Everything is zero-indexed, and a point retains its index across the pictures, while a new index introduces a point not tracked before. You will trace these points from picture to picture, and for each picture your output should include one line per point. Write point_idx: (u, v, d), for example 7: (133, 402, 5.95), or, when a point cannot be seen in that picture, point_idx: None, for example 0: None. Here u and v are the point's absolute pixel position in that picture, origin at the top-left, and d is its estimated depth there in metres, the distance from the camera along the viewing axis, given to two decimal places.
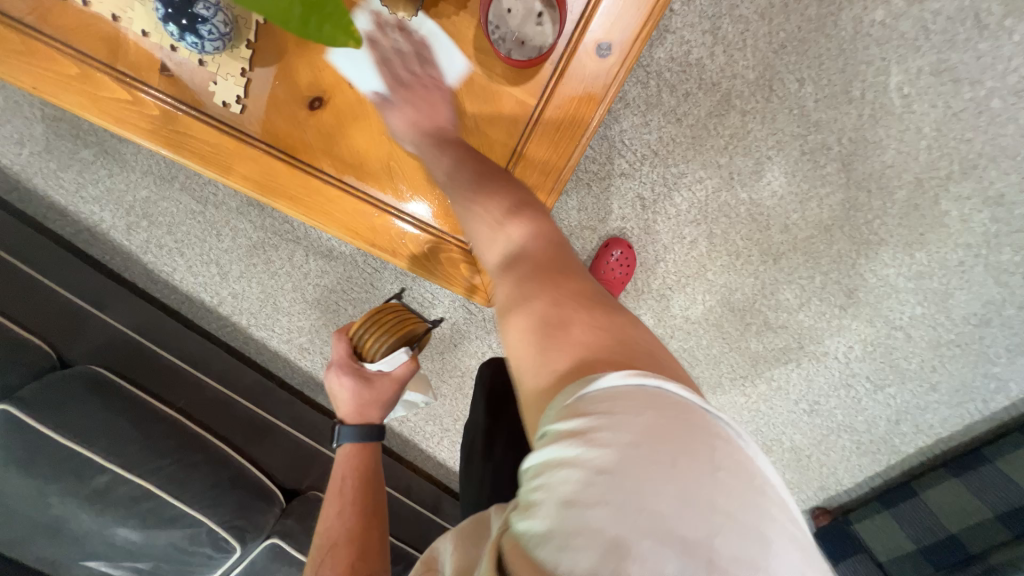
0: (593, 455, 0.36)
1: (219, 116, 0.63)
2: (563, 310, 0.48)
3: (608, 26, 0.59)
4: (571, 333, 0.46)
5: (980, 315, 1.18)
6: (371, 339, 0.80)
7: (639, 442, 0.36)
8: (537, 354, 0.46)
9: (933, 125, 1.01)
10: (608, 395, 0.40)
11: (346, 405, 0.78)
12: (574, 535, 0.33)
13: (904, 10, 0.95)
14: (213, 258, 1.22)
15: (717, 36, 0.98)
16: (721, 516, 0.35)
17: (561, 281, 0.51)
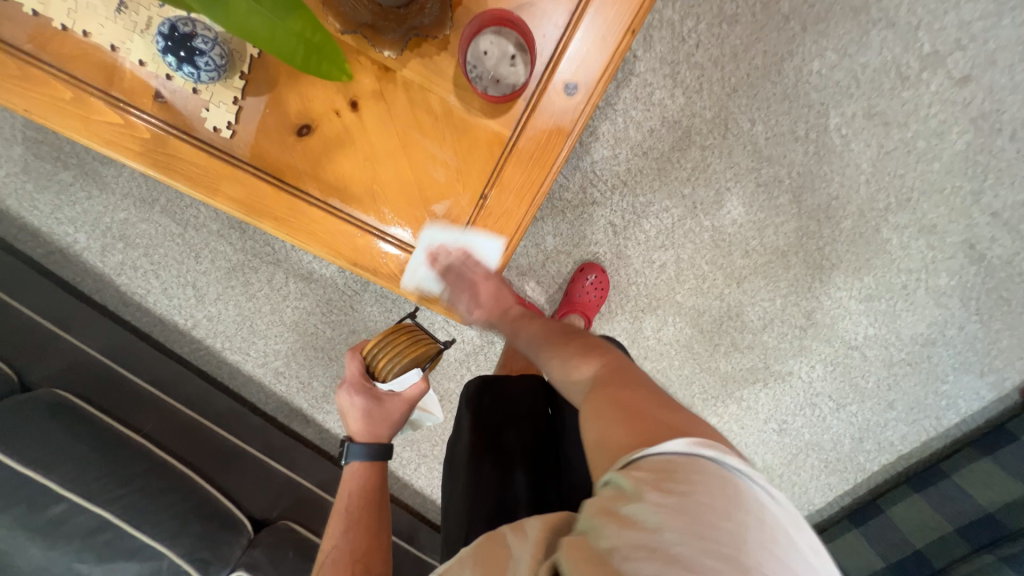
0: (659, 494, 0.40)
1: (209, 141, 0.66)
2: (629, 405, 0.51)
3: (575, 68, 0.63)
4: (636, 418, 0.49)
5: (926, 335, 1.27)
6: (384, 359, 0.79)
7: (700, 489, 0.40)
8: (603, 438, 0.49)
9: (869, 162, 1.12)
10: (674, 453, 0.44)
11: (356, 423, 0.79)
12: (635, 548, 0.38)
13: (837, 62, 1.07)
14: (190, 280, 1.21)
15: (676, 80, 1.07)
16: (774, 564, 0.38)
17: (622, 384, 0.54)
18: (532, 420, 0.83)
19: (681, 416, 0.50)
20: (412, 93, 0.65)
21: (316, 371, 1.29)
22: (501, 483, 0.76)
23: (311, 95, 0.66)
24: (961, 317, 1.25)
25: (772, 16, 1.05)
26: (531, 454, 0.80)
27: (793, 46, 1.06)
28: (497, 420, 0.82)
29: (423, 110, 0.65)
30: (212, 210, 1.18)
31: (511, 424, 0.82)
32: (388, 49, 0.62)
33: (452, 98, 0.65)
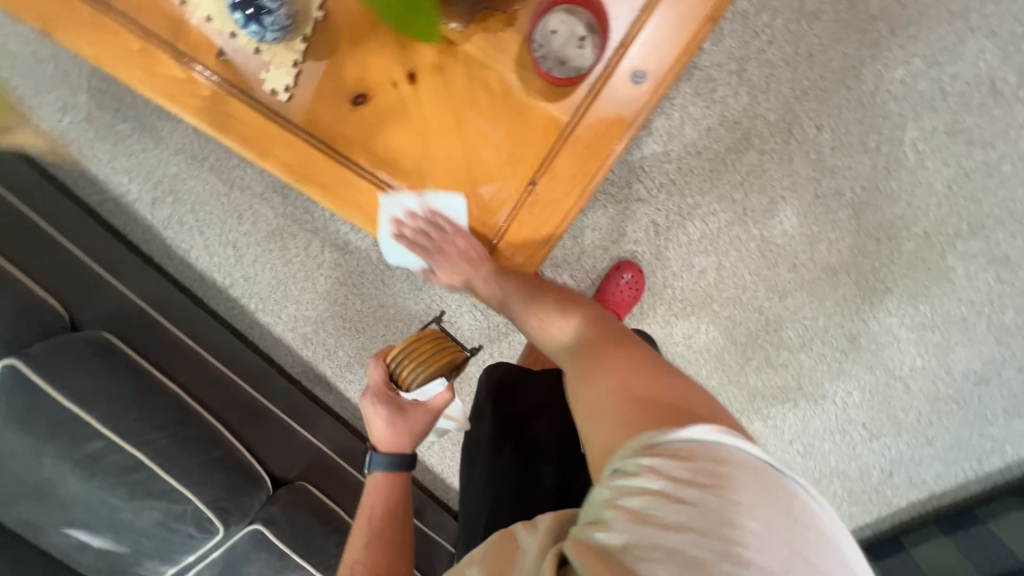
0: (683, 493, 0.39)
1: (266, 102, 0.66)
2: (622, 378, 0.52)
3: (646, 55, 0.60)
4: (628, 391, 0.51)
5: (979, 373, 1.19)
6: (407, 368, 0.78)
7: (729, 493, 0.39)
8: (595, 414, 0.51)
9: (943, 183, 1.04)
10: (699, 444, 0.42)
11: (380, 434, 0.79)
12: (651, 548, 0.37)
13: (923, 71, 0.98)
14: (231, 239, 1.24)
15: (742, 77, 1.01)
16: (800, 568, 0.37)
17: (615, 350, 0.57)
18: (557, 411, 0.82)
19: (677, 387, 0.51)
20: (472, 69, 0.63)
21: (343, 341, 1.31)
22: (521, 473, 0.76)
23: (371, 63, 0.64)
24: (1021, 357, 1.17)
25: (857, 14, 0.97)
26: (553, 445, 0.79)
27: (875, 49, 0.98)
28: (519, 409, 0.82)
29: (482, 88, 0.63)
30: (258, 173, 1.20)
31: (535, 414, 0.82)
32: (455, 20, 0.59)
33: (513, 77, 0.62)
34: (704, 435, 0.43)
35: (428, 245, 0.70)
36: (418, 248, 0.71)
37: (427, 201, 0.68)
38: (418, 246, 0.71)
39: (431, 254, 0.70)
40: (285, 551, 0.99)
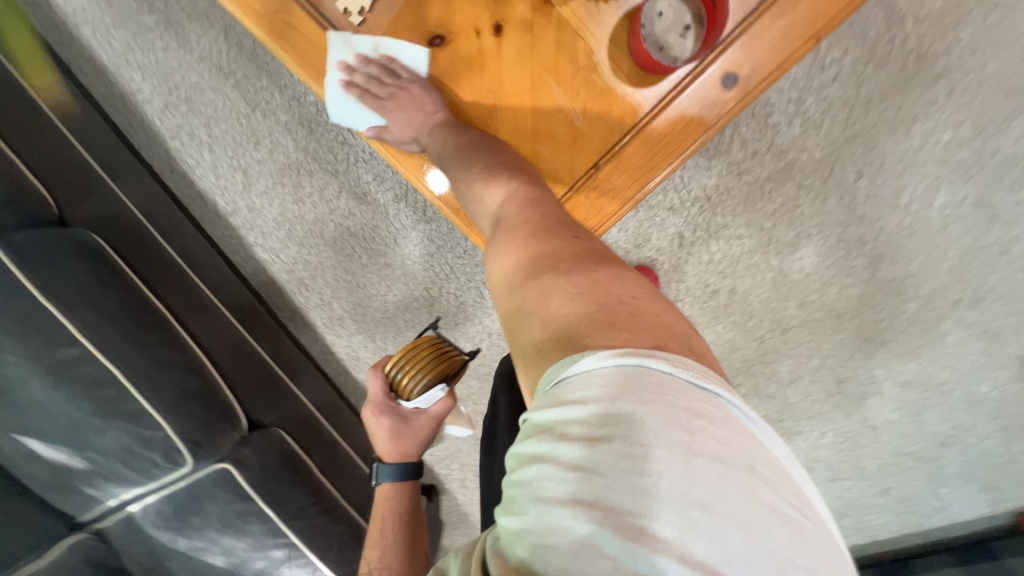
0: (588, 448, 0.35)
1: (337, 23, 0.61)
2: (549, 273, 0.48)
3: (743, 61, 0.58)
4: (546, 299, 0.46)
5: (944, 436, 1.26)
6: (408, 377, 0.75)
7: (639, 435, 0.34)
8: (520, 324, 0.47)
9: (959, 252, 1.06)
10: (608, 376, 0.37)
11: (385, 443, 0.77)
12: (543, 531, 0.33)
13: (968, 140, 0.97)
14: (242, 164, 1.17)
15: (800, 108, 0.99)
16: (707, 522, 0.32)
17: (544, 237, 0.52)
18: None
19: (598, 289, 0.46)
20: (563, 34, 0.59)
21: (339, 294, 1.27)
22: None
23: (457, 5, 0.60)
24: (985, 429, 1.24)
25: (923, 70, 0.93)
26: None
27: (930, 109, 0.95)
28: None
29: (568, 56, 0.60)
30: (285, 100, 1.12)
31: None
32: None
33: (603, 52, 0.60)
34: (600, 363, 0.38)
35: (380, 94, 0.63)
36: (369, 100, 0.64)
37: (385, 46, 0.62)
38: (369, 96, 0.64)
39: (380, 103, 0.63)
40: (250, 496, 0.95)
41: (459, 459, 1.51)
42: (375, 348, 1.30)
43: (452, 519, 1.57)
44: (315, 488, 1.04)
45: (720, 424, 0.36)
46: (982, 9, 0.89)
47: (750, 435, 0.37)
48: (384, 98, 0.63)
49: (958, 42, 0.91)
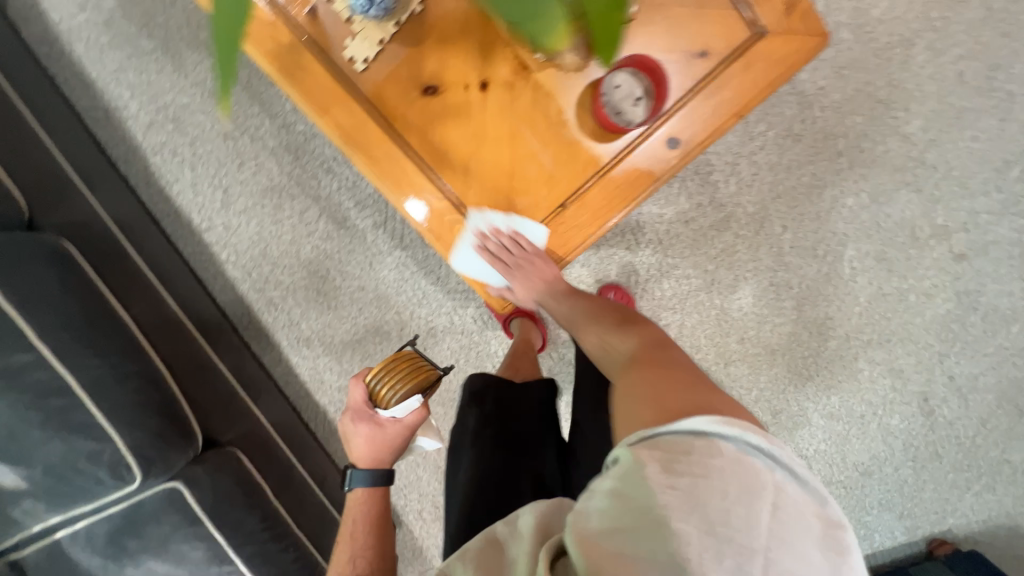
0: (669, 478, 0.44)
1: (342, 68, 0.70)
2: (660, 385, 0.58)
3: (684, 128, 0.70)
4: (660, 400, 0.55)
5: (865, 465, 1.40)
6: (386, 386, 0.78)
7: (707, 474, 0.44)
8: (629, 410, 0.57)
9: (867, 297, 1.24)
10: (688, 437, 0.48)
11: (361, 450, 0.81)
12: (641, 527, 0.42)
13: (866, 205, 1.17)
14: (224, 184, 1.20)
15: (734, 169, 1.15)
16: (780, 547, 0.41)
17: (656, 362, 0.63)
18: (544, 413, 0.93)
19: (701, 393, 0.56)
20: (540, 96, 0.70)
21: (310, 315, 1.28)
22: (500, 468, 0.84)
23: (449, 63, 0.70)
24: (899, 458, 1.40)
25: (827, 147, 1.13)
26: (540, 445, 0.89)
27: (835, 178, 1.15)
28: (509, 410, 0.91)
29: (543, 114, 0.71)
30: (275, 127, 1.19)
31: (525, 418, 0.92)
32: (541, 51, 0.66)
33: (570, 111, 0.71)
34: (705, 426, 0.48)
35: (507, 259, 0.76)
36: (498, 265, 0.77)
37: (512, 221, 0.74)
38: (497, 259, 0.76)
39: (508, 270, 0.77)
40: (199, 518, 0.91)
41: (419, 488, 1.49)
42: (341, 370, 1.30)
43: (408, 554, 1.52)
44: (270, 513, 1.00)
45: (797, 486, 0.46)
46: (871, 103, 1.09)
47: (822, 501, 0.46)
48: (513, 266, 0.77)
49: (853, 127, 1.11)
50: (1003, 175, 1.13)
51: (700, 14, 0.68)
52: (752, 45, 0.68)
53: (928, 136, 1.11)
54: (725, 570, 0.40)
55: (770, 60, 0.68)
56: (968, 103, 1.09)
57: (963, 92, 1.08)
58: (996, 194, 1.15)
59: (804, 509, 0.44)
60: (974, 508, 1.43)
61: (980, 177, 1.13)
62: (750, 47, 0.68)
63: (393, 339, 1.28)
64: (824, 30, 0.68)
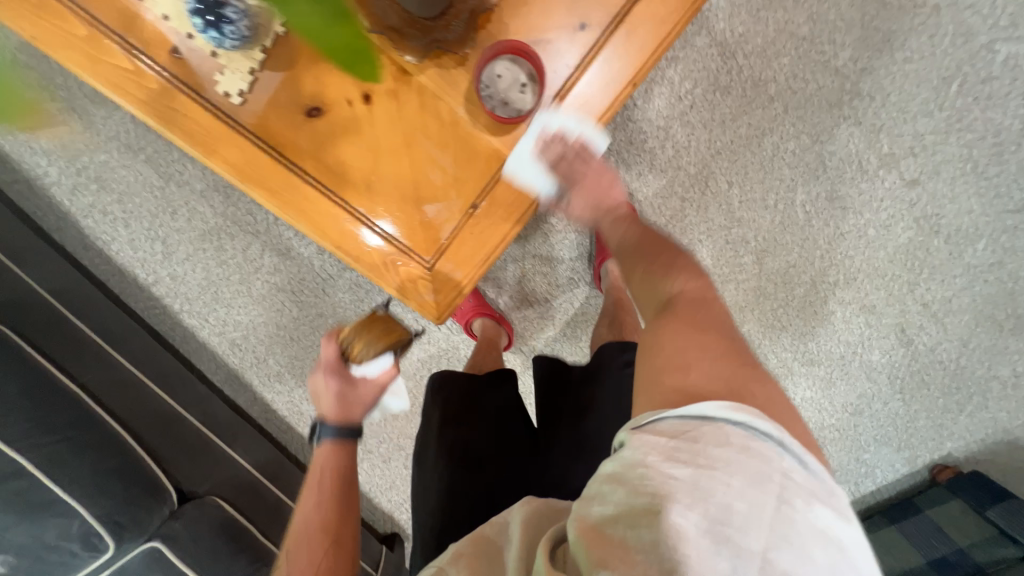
0: (666, 465, 0.44)
1: (219, 104, 0.67)
2: (692, 346, 0.55)
3: (580, 106, 0.67)
4: (683, 370, 0.53)
5: (854, 405, 1.39)
6: (359, 344, 0.81)
7: (706, 463, 0.44)
8: (649, 379, 0.55)
9: (826, 239, 1.22)
10: (698, 421, 0.47)
11: (329, 405, 0.77)
12: (640, 517, 0.43)
13: (809, 146, 1.13)
14: (160, 235, 1.18)
15: (668, 133, 1.12)
16: (779, 545, 0.41)
17: (692, 318, 0.58)
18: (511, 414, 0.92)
19: (730, 376, 0.52)
20: (427, 100, 0.68)
21: (274, 350, 1.28)
22: (467, 480, 0.83)
23: (328, 82, 0.67)
24: (886, 393, 1.39)
25: (759, 94, 1.09)
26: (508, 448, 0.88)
27: (772, 125, 1.12)
28: (472, 416, 0.89)
29: (434, 117, 0.69)
30: (199, 170, 1.16)
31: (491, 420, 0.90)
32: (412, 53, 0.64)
33: (462, 109, 0.68)
34: (722, 413, 0.47)
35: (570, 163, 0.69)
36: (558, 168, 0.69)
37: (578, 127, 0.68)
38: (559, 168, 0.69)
39: (568, 176, 0.70)
40: (184, 572, 0.92)
41: None
42: None
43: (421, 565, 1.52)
44: (259, 554, 1.01)
45: (806, 481, 0.44)
46: (794, 41, 1.06)
47: (831, 498, 0.44)
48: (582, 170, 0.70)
49: (781, 69, 1.08)
50: (943, 92, 1.09)
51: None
52: (631, 10, 0.65)
53: (860, 66, 1.07)
54: (721, 567, 0.40)
55: (653, 20, 0.65)
56: (894, 25, 1.05)
57: (886, 15, 1.05)
58: (939, 113, 1.11)
59: (813, 505, 0.43)
60: (970, 428, 1.42)
61: (920, 98, 1.10)
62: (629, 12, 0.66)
63: None
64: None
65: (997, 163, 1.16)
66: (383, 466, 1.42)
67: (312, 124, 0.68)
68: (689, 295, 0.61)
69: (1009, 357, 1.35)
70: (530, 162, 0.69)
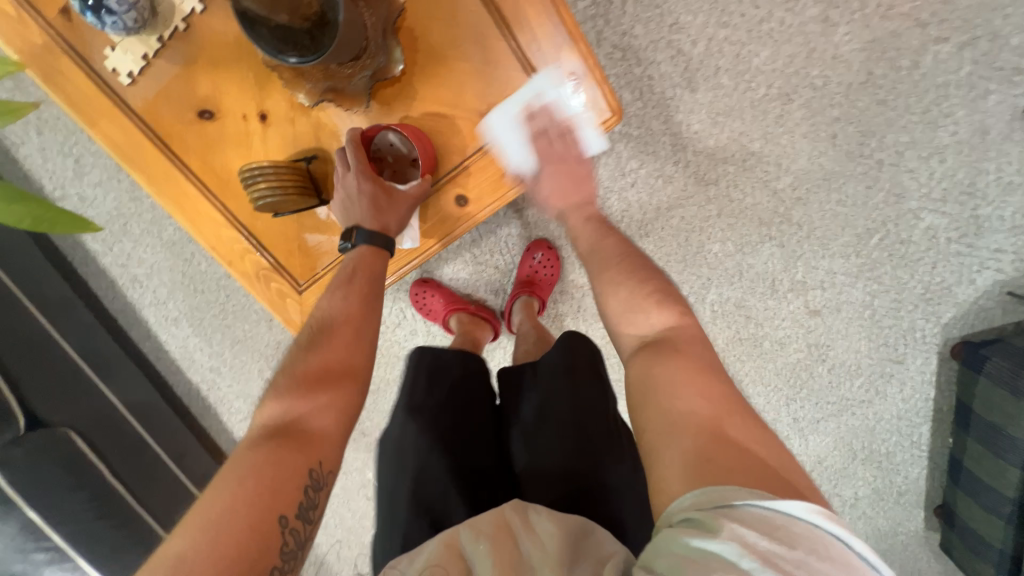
0: (755, 567, 0.42)
1: (105, 79, 0.70)
2: (711, 401, 0.58)
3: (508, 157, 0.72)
4: (717, 428, 0.55)
5: None
6: (264, 180, 0.66)
7: (795, 570, 0.42)
8: (671, 437, 0.56)
9: (723, 339, 1.28)
10: (776, 511, 0.46)
11: (363, 210, 0.71)
12: None
13: (730, 253, 1.17)
14: (75, 152, 1.15)
15: (605, 203, 1.14)
16: None
17: (688, 357, 0.62)
18: (463, 399, 0.90)
19: (756, 441, 0.55)
20: (325, 137, 0.72)
21: (175, 296, 1.28)
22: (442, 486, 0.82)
23: (222, 88, 0.70)
24: None
25: (698, 192, 1.12)
26: (471, 442, 0.86)
27: (703, 225, 1.15)
28: (441, 408, 0.88)
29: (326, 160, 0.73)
30: None
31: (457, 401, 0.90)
32: (303, 95, 0.67)
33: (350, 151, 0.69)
34: (803, 513, 0.45)
35: (547, 142, 0.73)
36: (535, 146, 0.72)
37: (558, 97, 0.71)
38: (536, 141, 0.72)
39: (545, 156, 0.73)
40: (11, 497, 0.93)
41: None
42: (210, 351, 1.33)
43: None
44: (101, 493, 1.03)
45: None
46: (743, 153, 1.08)
47: None
48: (551, 154, 0.73)
49: (724, 175, 1.10)
50: (863, 241, 1.14)
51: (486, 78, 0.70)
52: (543, 115, 0.71)
53: (796, 195, 1.11)
54: None
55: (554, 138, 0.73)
56: (837, 167, 1.09)
57: (833, 155, 1.08)
58: (854, 258, 1.16)
59: None
60: None
61: (841, 240, 1.15)
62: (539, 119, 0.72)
63: (262, 329, 1.30)
64: (618, 106, 0.72)
65: (892, 317, 1.22)
66: None
67: (193, 121, 0.71)
68: (695, 338, 0.65)
69: (852, 481, 1.41)
70: (511, 128, 0.72)
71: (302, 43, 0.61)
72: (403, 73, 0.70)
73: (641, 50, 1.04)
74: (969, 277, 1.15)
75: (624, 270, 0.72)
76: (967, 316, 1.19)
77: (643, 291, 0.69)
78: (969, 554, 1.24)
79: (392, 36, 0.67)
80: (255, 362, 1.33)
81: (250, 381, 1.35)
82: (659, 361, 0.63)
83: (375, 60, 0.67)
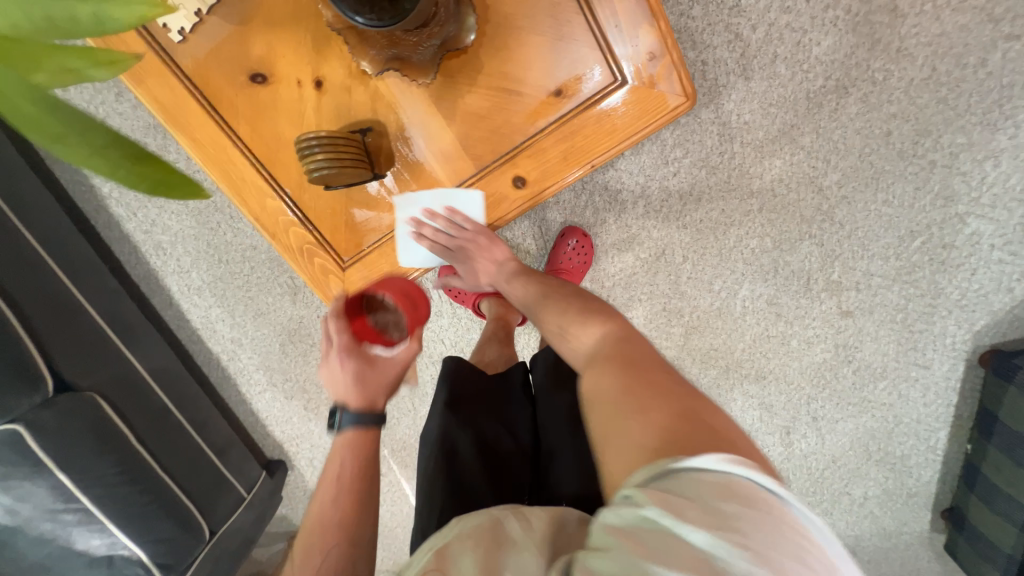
0: (679, 522, 0.39)
1: (156, 34, 0.69)
2: (642, 394, 0.54)
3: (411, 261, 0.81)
4: (650, 414, 0.51)
5: None
6: (315, 153, 0.65)
7: (723, 519, 0.39)
8: (608, 442, 0.53)
9: (751, 336, 1.26)
10: (696, 466, 0.43)
11: (348, 387, 0.72)
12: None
13: (767, 249, 1.15)
14: (102, 112, 1.11)
15: (643, 192, 1.13)
16: None
17: (622, 362, 0.60)
18: (493, 391, 0.92)
19: (693, 416, 0.51)
20: (381, 111, 0.72)
21: (199, 264, 1.26)
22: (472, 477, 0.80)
23: (278, 50, 0.70)
24: None
25: (740, 185, 1.09)
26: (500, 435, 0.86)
27: (742, 219, 1.12)
28: (473, 398, 0.89)
29: (381, 135, 0.73)
30: None
31: (487, 393, 0.91)
32: (368, 64, 0.66)
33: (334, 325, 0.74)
34: (721, 464, 0.43)
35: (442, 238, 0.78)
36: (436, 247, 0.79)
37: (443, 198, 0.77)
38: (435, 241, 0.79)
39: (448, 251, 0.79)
40: (41, 460, 0.93)
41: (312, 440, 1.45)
42: (231, 322, 1.32)
43: (295, 497, 1.55)
44: (127, 458, 1.03)
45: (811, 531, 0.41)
46: (792, 147, 1.05)
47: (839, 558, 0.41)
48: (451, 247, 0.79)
49: (769, 169, 1.07)
50: (905, 244, 1.12)
51: (552, 53, 0.69)
52: (583, 110, 0.72)
53: (841, 193, 1.08)
54: None
55: (602, 122, 0.72)
56: (888, 165, 1.05)
57: (884, 154, 1.05)
58: (893, 260, 1.14)
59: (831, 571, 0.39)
60: None
61: (882, 241, 1.12)
62: (595, 100, 0.71)
63: (285, 303, 1.29)
64: (693, 90, 0.70)
65: (925, 322, 1.20)
66: (282, 404, 1.40)
67: (245, 83, 0.71)
68: (625, 344, 0.63)
69: (864, 482, 1.41)
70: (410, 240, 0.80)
71: (381, 5, 0.58)
72: (472, 45, 0.69)
73: (698, 32, 1.00)
74: (1006, 285, 1.14)
75: (569, 305, 0.70)
76: (1001, 325, 1.18)
77: (574, 315, 0.68)
78: (977, 558, 1.26)
79: (466, 5, 0.66)
80: (278, 335, 1.32)
81: (270, 353, 1.35)
82: (590, 375, 0.61)
83: (445, 29, 0.65)
